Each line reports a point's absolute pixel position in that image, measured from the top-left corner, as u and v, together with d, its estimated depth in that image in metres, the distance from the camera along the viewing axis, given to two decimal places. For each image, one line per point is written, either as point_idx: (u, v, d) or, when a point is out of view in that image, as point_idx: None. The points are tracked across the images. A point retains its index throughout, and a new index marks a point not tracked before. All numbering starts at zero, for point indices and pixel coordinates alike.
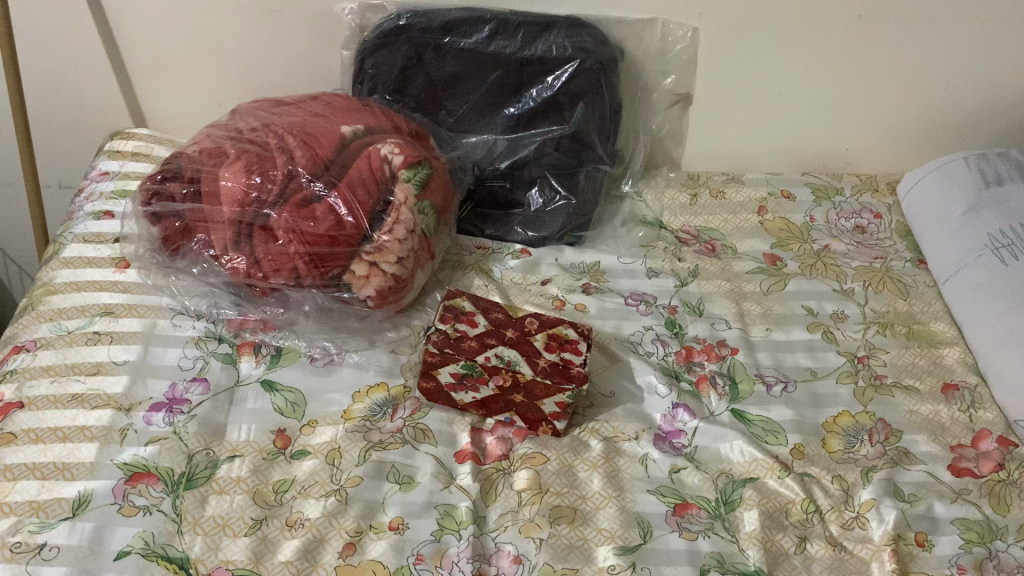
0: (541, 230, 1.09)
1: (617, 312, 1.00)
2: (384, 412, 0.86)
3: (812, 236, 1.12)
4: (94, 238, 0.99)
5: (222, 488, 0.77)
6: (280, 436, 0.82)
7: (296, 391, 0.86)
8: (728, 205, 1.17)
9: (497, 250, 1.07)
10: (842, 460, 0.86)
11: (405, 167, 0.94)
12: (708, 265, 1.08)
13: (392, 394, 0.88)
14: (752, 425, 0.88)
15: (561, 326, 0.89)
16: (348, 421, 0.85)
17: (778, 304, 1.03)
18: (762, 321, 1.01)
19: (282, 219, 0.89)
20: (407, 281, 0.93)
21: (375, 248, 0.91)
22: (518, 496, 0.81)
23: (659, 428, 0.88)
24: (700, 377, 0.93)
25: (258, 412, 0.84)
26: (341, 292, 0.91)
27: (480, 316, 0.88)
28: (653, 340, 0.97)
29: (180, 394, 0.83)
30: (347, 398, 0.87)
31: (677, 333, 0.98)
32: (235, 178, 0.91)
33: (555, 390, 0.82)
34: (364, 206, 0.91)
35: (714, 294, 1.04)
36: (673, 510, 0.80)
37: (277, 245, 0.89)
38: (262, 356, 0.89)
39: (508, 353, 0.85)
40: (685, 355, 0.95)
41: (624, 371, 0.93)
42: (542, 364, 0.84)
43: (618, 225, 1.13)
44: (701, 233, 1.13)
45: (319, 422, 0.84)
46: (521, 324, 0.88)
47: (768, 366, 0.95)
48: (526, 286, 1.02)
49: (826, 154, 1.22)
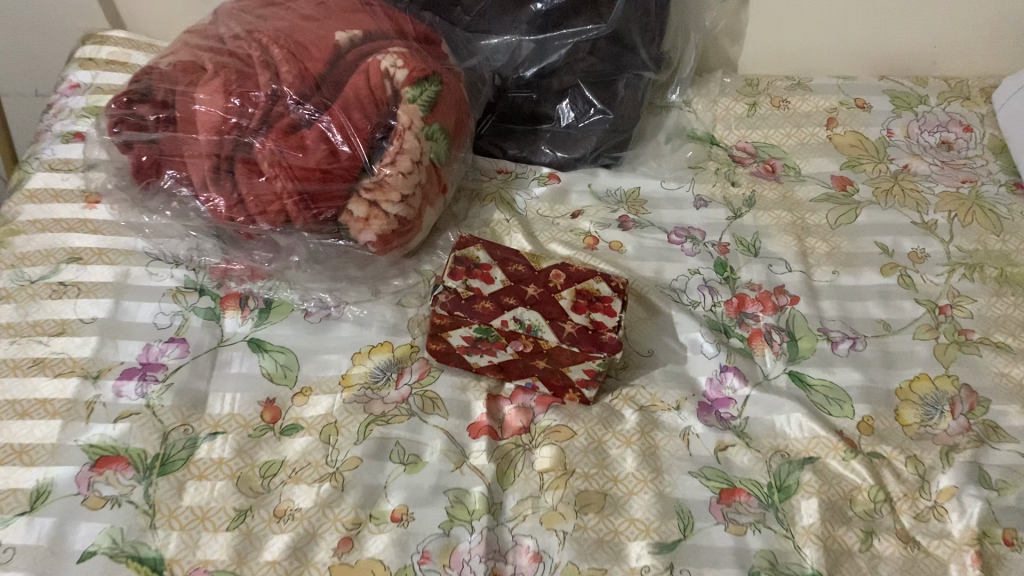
0: (572, 151, 0.95)
1: (656, 253, 0.87)
2: (388, 378, 0.75)
3: (888, 153, 0.97)
4: (62, 165, 0.88)
5: (202, 473, 0.67)
6: (269, 408, 0.72)
7: (287, 351, 0.75)
8: (792, 116, 1.00)
9: (521, 174, 0.94)
10: (918, 436, 0.74)
11: (410, 84, 0.79)
12: (766, 192, 0.93)
13: (397, 355, 0.76)
14: (812, 393, 0.76)
15: (592, 279, 0.75)
16: (346, 389, 0.73)
17: (846, 240, 0.89)
18: (828, 262, 0.87)
19: (267, 149, 0.76)
20: (414, 222, 0.80)
21: (376, 183, 0.78)
22: (540, 478, 0.71)
23: (703, 395, 0.76)
24: (753, 332, 0.81)
25: (243, 378, 0.73)
26: (337, 240, 0.80)
27: (497, 268, 0.74)
28: (698, 286, 0.84)
29: (155, 358, 0.73)
30: (346, 361, 0.75)
31: (728, 278, 0.85)
32: (212, 100, 0.77)
33: (584, 359, 0.70)
34: (360, 132, 0.78)
35: (772, 228, 0.90)
36: (718, 497, 0.70)
37: (262, 181, 0.76)
38: (249, 310, 0.78)
39: (529, 316, 0.71)
40: (736, 306, 0.83)
41: (665, 326, 0.81)
42: (568, 331, 0.71)
43: (662, 142, 0.98)
44: (759, 152, 0.98)
45: (313, 391, 0.73)
46: (545, 278, 0.75)
47: (834, 318, 0.82)
48: (552, 221, 0.90)
49: (909, 52, 1.04)
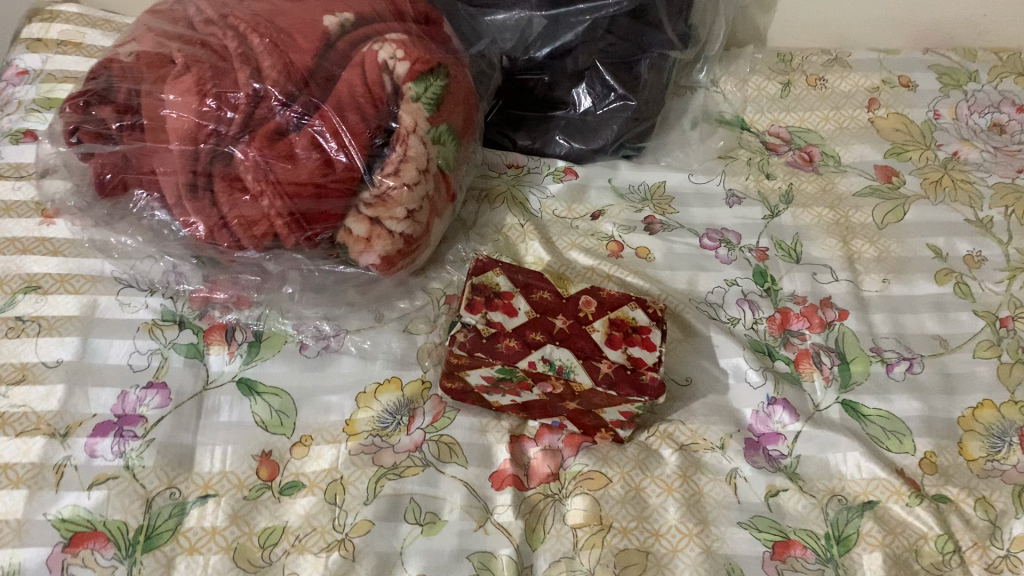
0: (590, 142, 0.85)
1: (687, 259, 0.78)
2: (398, 422, 0.66)
3: (935, 139, 0.88)
4: (12, 171, 0.77)
5: (193, 545, 0.59)
6: (265, 463, 0.64)
7: (282, 393, 0.67)
8: (829, 97, 0.92)
9: (533, 168, 0.85)
10: (986, 474, 0.67)
11: (411, 80, 0.69)
12: (804, 185, 0.85)
13: (408, 395, 0.68)
14: (868, 425, 0.69)
15: (627, 306, 0.67)
16: (351, 439, 0.65)
17: (895, 242, 0.80)
18: (876, 268, 0.79)
19: (249, 161, 0.66)
20: (421, 239, 0.71)
21: (377, 197, 0.68)
22: (573, 535, 0.63)
23: (749, 431, 0.69)
24: (800, 353, 0.73)
25: (235, 428, 0.65)
26: (341, 265, 0.71)
27: (520, 297, 0.66)
28: (736, 300, 0.76)
29: (132, 409, 0.64)
30: (350, 403, 0.67)
31: (770, 290, 0.76)
32: (183, 103, 0.66)
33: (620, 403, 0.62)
34: (357, 137, 0.67)
35: (814, 228, 0.81)
36: (772, 552, 0.63)
37: (247, 199, 0.66)
38: (236, 344, 0.69)
39: (560, 355, 0.63)
40: (780, 323, 0.75)
41: (704, 348, 0.73)
42: (604, 372, 0.62)
43: (687, 128, 0.89)
44: (793, 138, 0.89)
45: (313, 440, 0.65)
46: (574, 307, 0.66)
47: (886, 335, 0.74)
48: (571, 223, 0.81)
49: (957, 22, 0.94)
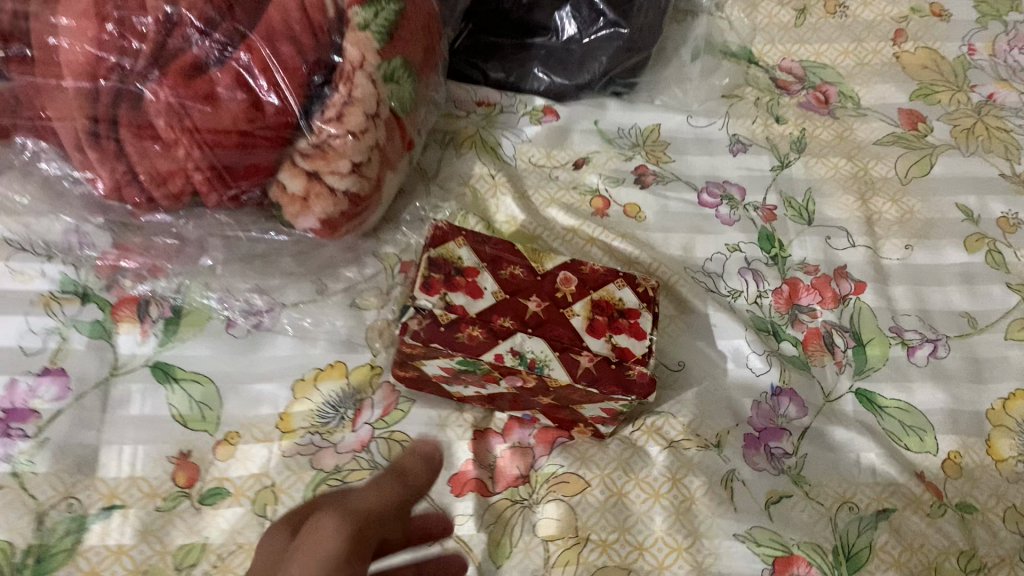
0: (575, 76, 0.72)
1: (685, 221, 0.68)
2: (342, 417, 0.56)
3: (969, 77, 0.77)
4: None
5: (94, 569, 0.50)
6: (183, 466, 0.54)
7: (204, 381, 0.56)
8: (850, 26, 0.80)
9: (507, 107, 0.73)
10: (1017, 478, 0.59)
11: (359, 4, 0.56)
12: (818, 131, 0.74)
13: (353, 384, 0.58)
14: (885, 418, 0.61)
15: (612, 284, 0.57)
16: (285, 437, 0.55)
17: (920, 202, 0.70)
18: (898, 232, 0.69)
19: (161, 104, 0.53)
20: (370, 197, 0.60)
21: (315, 147, 0.56)
22: (544, 549, 0.54)
23: (750, 425, 0.60)
24: (809, 333, 0.64)
25: (147, 423, 0.55)
26: (276, 233, 0.60)
27: (487, 273, 0.55)
28: (738, 270, 0.66)
29: (21, 402, 0.54)
30: (284, 393, 0.57)
31: (777, 258, 0.67)
32: (77, 29, 0.52)
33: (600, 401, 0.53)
34: (290, 73, 0.54)
35: (829, 183, 0.71)
36: (772, 569, 0.54)
37: (157, 150, 0.54)
38: (151, 321, 0.58)
39: (533, 347, 0.53)
40: (787, 297, 0.65)
41: (699, 327, 0.63)
42: (584, 368, 0.53)
43: (687, 61, 0.77)
44: (808, 75, 0.78)
45: (241, 438, 0.55)
46: (551, 286, 0.56)
47: (909, 312, 0.65)
48: (550, 173, 0.70)
49: None
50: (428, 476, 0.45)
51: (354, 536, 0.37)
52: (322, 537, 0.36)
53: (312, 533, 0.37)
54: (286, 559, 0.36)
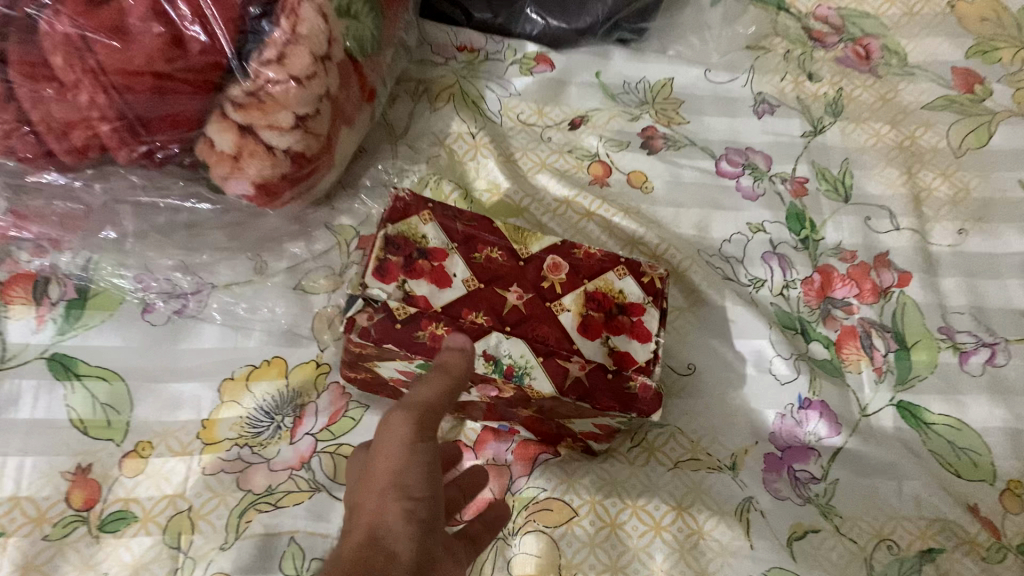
0: (573, 21, 0.61)
1: (698, 193, 0.58)
2: (277, 426, 0.47)
3: None
4: None
5: None
6: (81, 484, 0.44)
7: (112, 379, 0.46)
8: None
9: (493, 54, 0.62)
10: None
11: None
12: (857, 91, 0.63)
13: (293, 387, 0.48)
14: (931, 437, 0.50)
15: (612, 274, 0.47)
16: (209, 449, 0.46)
17: (976, 177, 0.59)
18: (951, 213, 0.58)
19: (58, 36, 0.41)
20: (319, 157, 0.49)
21: (251, 95, 0.45)
22: None
23: (771, 444, 0.50)
24: (844, 333, 0.54)
25: (38, 430, 0.44)
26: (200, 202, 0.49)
27: (458, 256, 0.45)
28: (762, 255, 0.56)
29: None
30: (210, 395, 0.47)
31: (807, 240, 0.57)
32: None
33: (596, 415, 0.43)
34: (221, 3, 0.43)
35: (869, 153, 0.61)
36: None
37: (51, 95, 0.42)
38: (50, 304, 0.48)
39: (511, 350, 0.43)
40: (819, 288, 0.55)
41: (712, 322, 0.54)
42: (573, 379, 0.42)
43: (706, 5, 0.65)
44: (846, 25, 0.66)
45: (154, 449, 0.45)
46: (536, 273, 0.46)
47: (962, 310, 0.55)
48: (541, 133, 0.60)
49: None
50: (470, 357, 0.38)
51: (423, 433, 0.35)
52: (395, 433, 0.34)
53: (384, 431, 0.35)
54: (365, 467, 0.34)
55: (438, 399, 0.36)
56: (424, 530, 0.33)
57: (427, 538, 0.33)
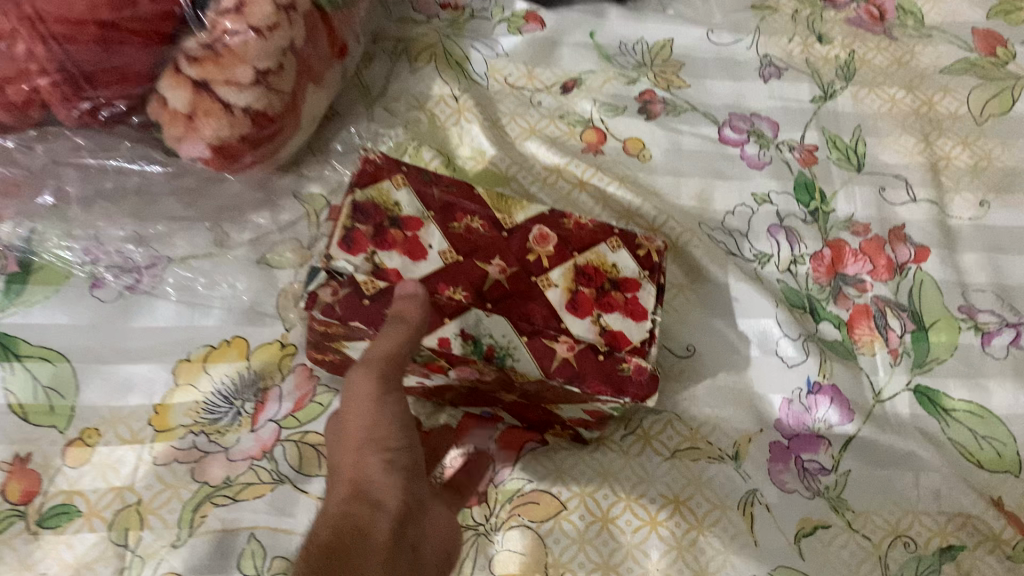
0: None
1: (699, 160, 0.54)
2: (237, 412, 0.43)
3: None
4: None
5: None
6: (19, 476, 0.39)
7: (55, 360, 0.42)
8: None
9: (479, 11, 0.58)
10: None
11: None
12: (870, 54, 0.59)
13: (255, 369, 0.44)
14: (951, 425, 0.46)
15: (604, 246, 0.43)
16: (161, 436, 0.42)
17: (999, 145, 0.55)
18: (971, 184, 0.54)
19: None
20: (284, 117, 0.44)
21: (206, 47, 0.41)
22: None
23: (777, 432, 0.46)
24: (856, 312, 0.50)
25: None
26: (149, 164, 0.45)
27: (434, 225, 0.41)
28: (767, 228, 0.52)
29: None
30: (164, 377, 0.43)
31: (817, 212, 0.53)
32: None
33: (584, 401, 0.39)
34: None
35: (884, 119, 0.56)
36: None
37: None
38: None
39: (492, 329, 0.39)
40: (830, 265, 0.51)
41: (714, 301, 0.50)
42: (561, 361, 0.38)
43: None
44: None
45: (101, 437, 0.41)
46: (520, 245, 0.42)
47: (984, 287, 0.50)
48: (531, 97, 0.55)
49: None
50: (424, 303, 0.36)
51: (388, 384, 0.34)
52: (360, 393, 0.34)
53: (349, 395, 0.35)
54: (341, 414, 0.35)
55: (401, 347, 0.35)
56: (407, 474, 0.34)
57: (411, 483, 0.34)
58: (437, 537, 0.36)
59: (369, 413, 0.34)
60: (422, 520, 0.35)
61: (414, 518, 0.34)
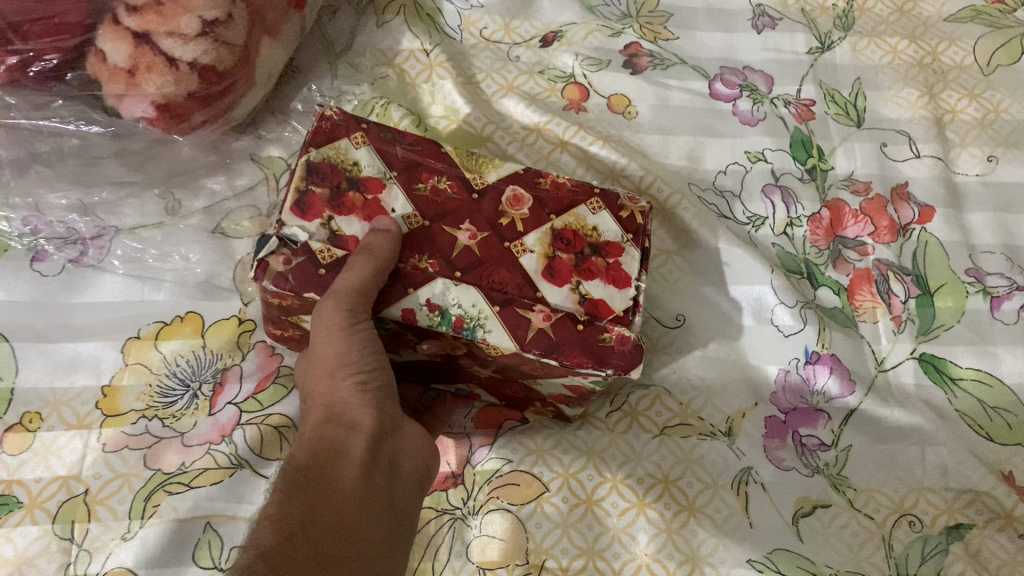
0: None
1: (688, 117, 0.51)
2: (193, 395, 0.40)
3: None
4: None
5: None
6: None
7: None
8: None
9: None
10: None
11: None
12: (869, 2, 0.55)
13: (212, 350, 0.41)
14: (959, 396, 0.44)
15: (582, 209, 0.40)
16: (109, 420, 0.39)
17: (1009, 97, 0.52)
18: (978, 138, 0.51)
19: None
20: (235, 72, 0.40)
21: None
22: None
23: (774, 406, 0.43)
24: (858, 277, 0.47)
25: None
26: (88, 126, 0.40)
27: (396, 188, 0.38)
28: (761, 188, 0.49)
29: None
30: (113, 356, 0.40)
31: (815, 170, 0.49)
32: None
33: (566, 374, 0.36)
34: None
35: (884, 71, 0.53)
36: None
37: None
38: None
39: (461, 299, 0.35)
40: (829, 226, 0.48)
41: (704, 266, 0.47)
42: (537, 332, 0.35)
43: None
44: None
45: (44, 421, 0.38)
46: (491, 209, 0.38)
47: (993, 249, 0.47)
48: (508, 51, 0.52)
49: None
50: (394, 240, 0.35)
51: (357, 317, 0.33)
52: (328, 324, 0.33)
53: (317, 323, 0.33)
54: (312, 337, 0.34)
55: (368, 282, 0.33)
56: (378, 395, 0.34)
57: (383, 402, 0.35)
58: (419, 448, 0.36)
59: (339, 343, 0.33)
60: (398, 434, 0.35)
61: (385, 439, 0.34)
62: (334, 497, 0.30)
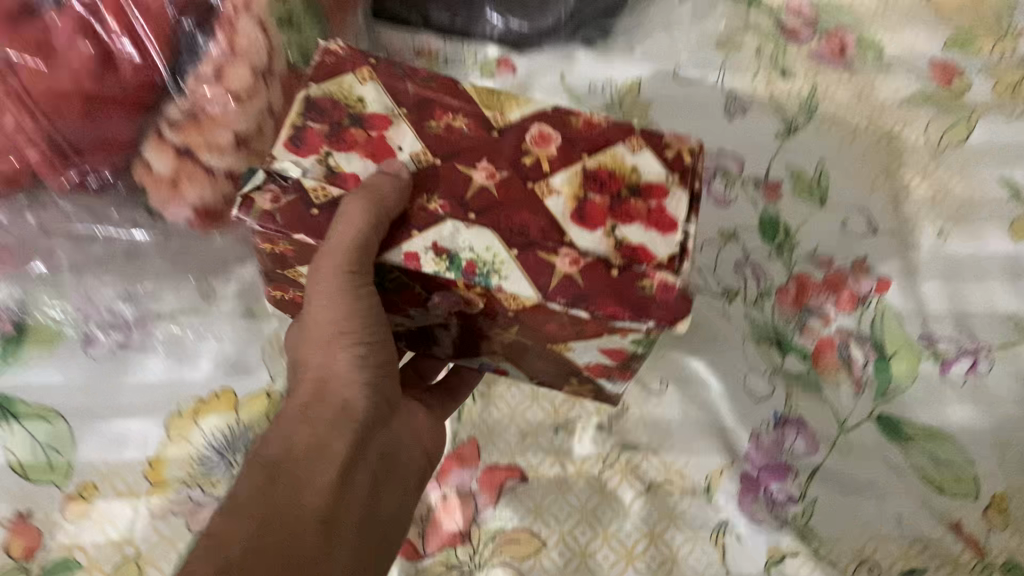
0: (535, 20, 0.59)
1: None
2: (229, 464, 0.45)
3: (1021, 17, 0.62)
4: None
5: None
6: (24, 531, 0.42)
7: (51, 418, 0.45)
8: None
9: (452, 57, 0.60)
10: None
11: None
12: (833, 88, 0.60)
13: (245, 422, 0.46)
14: (914, 452, 0.49)
15: (619, 149, 0.39)
16: (155, 488, 0.44)
17: (957, 176, 0.57)
18: (930, 214, 0.56)
19: None
20: None
21: (189, 115, 0.42)
22: None
23: (748, 464, 0.48)
24: (822, 343, 0.52)
25: None
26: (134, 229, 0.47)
27: (405, 125, 0.38)
28: (735, 264, 0.54)
29: None
30: (157, 431, 0.45)
31: (783, 248, 0.55)
32: None
33: (601, 330, 0.36)
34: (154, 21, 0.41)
35: (845, 152, 0.58)
36: None
37: None
38: None
39: (473, 242, 0.36)
40: (796, 296, 0.53)
41: (687, 336, 0.52)
42: (562, 279, 0.35)
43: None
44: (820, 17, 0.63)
45: (99, 492, 0.43)
46: (513, 150, 0.38)
47: (943, 316, 0.53)
48: None
49: None
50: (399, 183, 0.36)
51: (352, 272, 0.34)
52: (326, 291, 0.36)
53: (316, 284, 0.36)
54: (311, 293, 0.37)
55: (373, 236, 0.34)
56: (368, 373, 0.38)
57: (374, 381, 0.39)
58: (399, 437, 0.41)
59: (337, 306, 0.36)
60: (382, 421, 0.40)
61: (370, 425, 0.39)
62: (308, 486, 0.35)
